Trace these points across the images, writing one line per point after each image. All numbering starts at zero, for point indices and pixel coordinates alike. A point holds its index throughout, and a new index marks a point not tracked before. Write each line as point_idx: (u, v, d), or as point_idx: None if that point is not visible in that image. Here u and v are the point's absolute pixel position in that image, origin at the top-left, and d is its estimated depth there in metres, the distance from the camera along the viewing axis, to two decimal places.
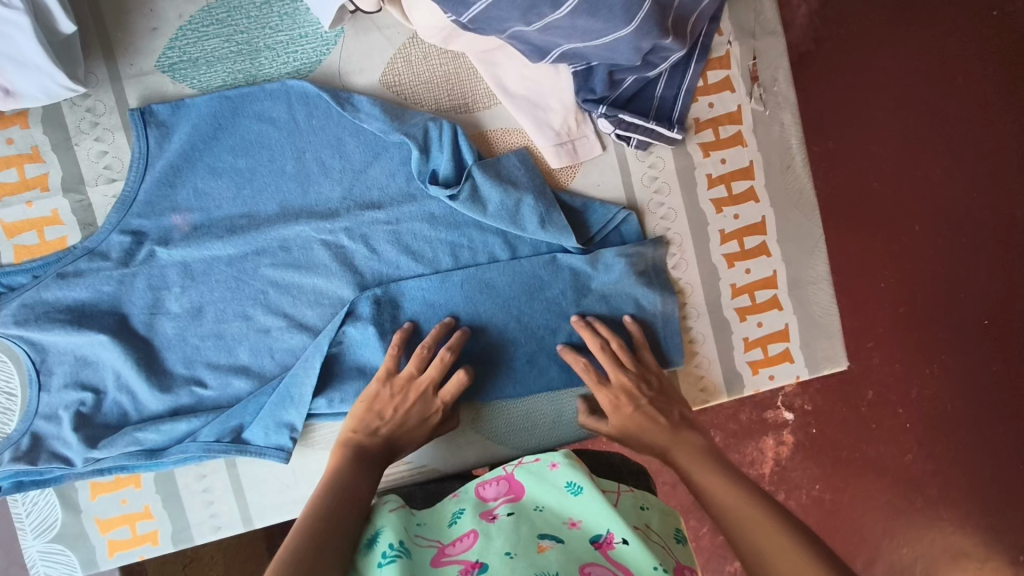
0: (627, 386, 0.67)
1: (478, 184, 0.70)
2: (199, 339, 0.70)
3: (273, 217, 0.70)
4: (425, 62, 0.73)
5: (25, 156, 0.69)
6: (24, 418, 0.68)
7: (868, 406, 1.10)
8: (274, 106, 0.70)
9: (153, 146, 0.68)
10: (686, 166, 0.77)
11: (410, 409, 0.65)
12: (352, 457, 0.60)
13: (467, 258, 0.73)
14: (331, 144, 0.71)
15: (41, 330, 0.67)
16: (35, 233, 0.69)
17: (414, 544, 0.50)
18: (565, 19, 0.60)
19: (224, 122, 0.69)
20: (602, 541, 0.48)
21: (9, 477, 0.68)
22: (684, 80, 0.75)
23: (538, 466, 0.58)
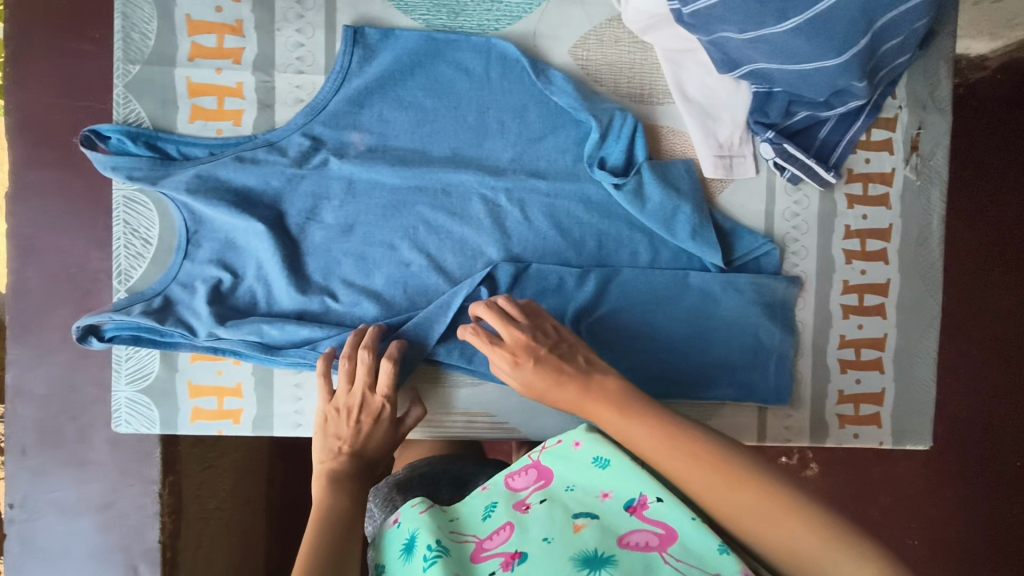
0: (523, 346, 0.62)
1: (643, 181, 0.74)
2: (347, 255, 0.74)
3: (445, 159, 0.74)
4: (616, 45, 0.76)
5: (228, 27, 0.71)
6: (162, 279, 0.72)
7: (880, 512, 1.13)
8: (473, 59, 0.74)
9: (354, 64, 0.72)
10: (829, 212, 0.79)
11: (355, 418, 0.66)
12: (333, 482, 0.62)
13: (610, 248, 0.77)
14: (512, 106, 0.74)
15: (201, 198, 0.70)
16: (215, 99, 0.72)
17: (454, 540, 0.51)
18: (780, 36, 0.62)
19: (424, 60, 0.73)
20: (635, 504, 0.50)
21: (129, 330, 0.70)
22: (849, 131, 0.77)
23: (560, 447, 0.58)
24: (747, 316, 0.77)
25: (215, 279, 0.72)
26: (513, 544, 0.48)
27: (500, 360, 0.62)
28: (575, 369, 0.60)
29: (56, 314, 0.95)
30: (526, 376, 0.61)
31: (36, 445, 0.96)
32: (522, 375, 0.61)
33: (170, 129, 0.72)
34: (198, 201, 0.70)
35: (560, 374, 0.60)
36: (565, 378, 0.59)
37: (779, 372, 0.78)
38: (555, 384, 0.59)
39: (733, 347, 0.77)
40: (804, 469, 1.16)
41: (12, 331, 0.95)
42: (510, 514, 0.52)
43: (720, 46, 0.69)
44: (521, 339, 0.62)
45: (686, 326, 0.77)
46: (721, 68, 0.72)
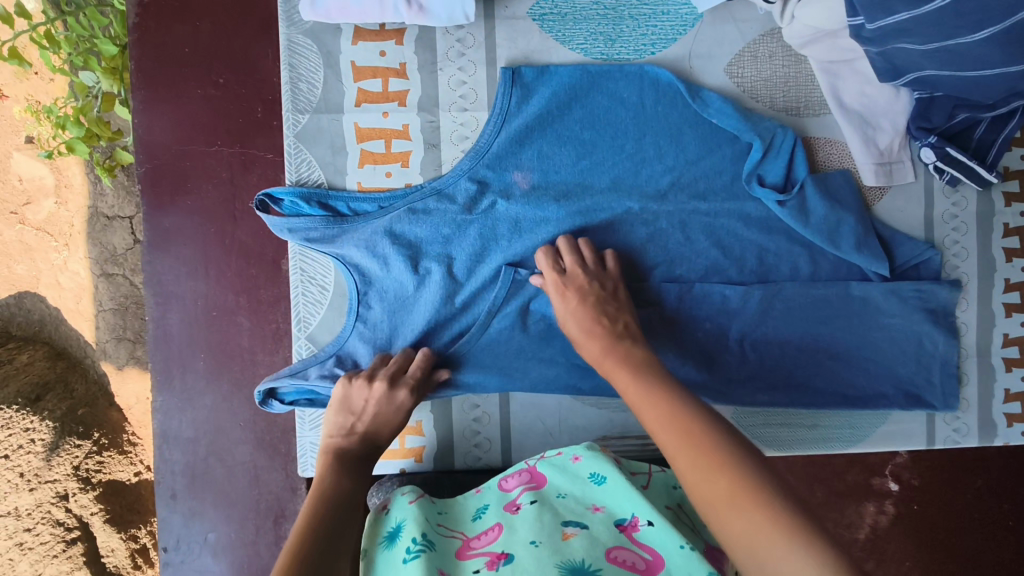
0: (580, 280, 0.69)
1: (807, 196, 0.73)
2: (522, 293, 0.73)
3: (608, 190, 0.74)
4: (769, 61, 0.76)
5: (392, 70, 0.72)
6: (333, 341, 0.73)
7: (975, 495, 0.97)
8: (627, 88, 0.74)
9: (513, 104, 0.72)
10: (986, 212, 0.79)
11: (376, 399, 0.67)
12: (340, 463, 0.61)
13: (772, 263, 0.76)
14: (667, 131, 0.74)
15: (377, 256, 0.71)
16: (383, 142, 0.73)
17: (441, 535, 0.56)
18: (967, 45, 0.62)
19: (580, 93, 0.73)
20: (626, 524, 0.53)
21: (307, 391, 0.72)
22: (1005, 129, 0.76)
23: (563, 460, 0.64)
24: (916, 328, 0.76)
25: (391, 336, 0.73)
26: (499, 543, 0.53)
27: (549, 283, 0.70)
28: (607, 329, 0.65)
29: (199, 358, 0.96)
30: (564, 313, 0.68)
31: (187, 487, 0.97)
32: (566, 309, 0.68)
33: (341, 183, 0.73)
34: (375, 261, 0.72)
35: (591, 326, 0.66)
36: (598, 330, 0.65)
37: (945, 379, 0.77)
38: (585, 330, 0.66)
39: (902, 361, 0.76)
40: (893, 456, 0.96)
41: (157, 377, 0.96)
42: (499, 516, 0.57)
43: (888, 56, 0.69)
44: (581, 279, 0.69)
45: (854, 339, 0.76)
46: (885, 78, 0.72)
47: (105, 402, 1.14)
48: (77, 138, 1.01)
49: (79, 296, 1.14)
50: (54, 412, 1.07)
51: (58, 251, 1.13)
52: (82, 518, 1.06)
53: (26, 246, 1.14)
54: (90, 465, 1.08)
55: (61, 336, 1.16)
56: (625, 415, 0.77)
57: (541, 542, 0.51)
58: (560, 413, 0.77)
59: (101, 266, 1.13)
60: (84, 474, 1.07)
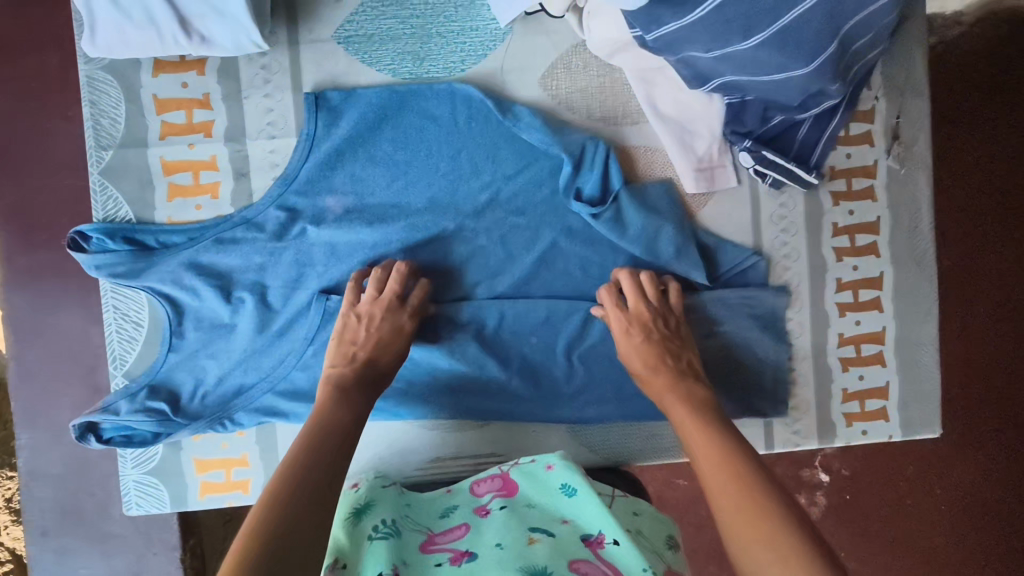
0: (644, 316, 0.71)
1: (622, 208, 0.74)
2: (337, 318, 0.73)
3: (425, 210, 0.74)
4: (583, 71, 0.75)
5: (196, 101, 0.72)
6: (147, 372, 0.73)
7: (906, 482, 1.09)
8: (438, 106, 0.73)
9: (320, 129, 0.72)
10: (815, 212, 0.79)
11: (375, 327, 0.69)
12: (339, 390, 0.66)
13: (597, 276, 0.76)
14: (482, 148, 0.74)
15: (185, 287, 0.72)
16: (191, 174, 0.72)
17: (411, 529, 0.63)
18: (747, 51, 0.62)
19: (392, 114, 0.73)
20: (592, 540, 0.58)
21: (122, 427, 0.72)
22: (828, 127, 0.76)
23: (533, 466, 0.69)
24: (747, 337, 0.77)
25: (208, 366, 0.73)
26: (462, 543, 0.59)
27: (615, 323, 0.72)
28: (670, 365, 0.70)
29: (64, 394, 0.90)
30: (627, 349, 0.71)
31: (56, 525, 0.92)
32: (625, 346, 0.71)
33: (151, 218, 0.72)
34: (186, 292, 0.72)
35: (656, 363, 0.70)
36: (661, 368, 0.69)
37: (776, 384, 0.78)
38: (649, 367, 0.70)
39: (735, 368, 0.77)
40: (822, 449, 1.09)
41: (16, 418, 0.91)
42: (467, 517, 0.63)
43: (689, 64, 0.68)
44: (646, 317, 0.71)
45: None
46: (693, 85, 0.71)
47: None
48: None
49: None
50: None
51: None
52: (16, 552, 0.96)
53: None
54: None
55: None
56: (456, 435, 0.77)
57: (505, 545, 0.56)
58: (391, 436, 0.77)
59: None
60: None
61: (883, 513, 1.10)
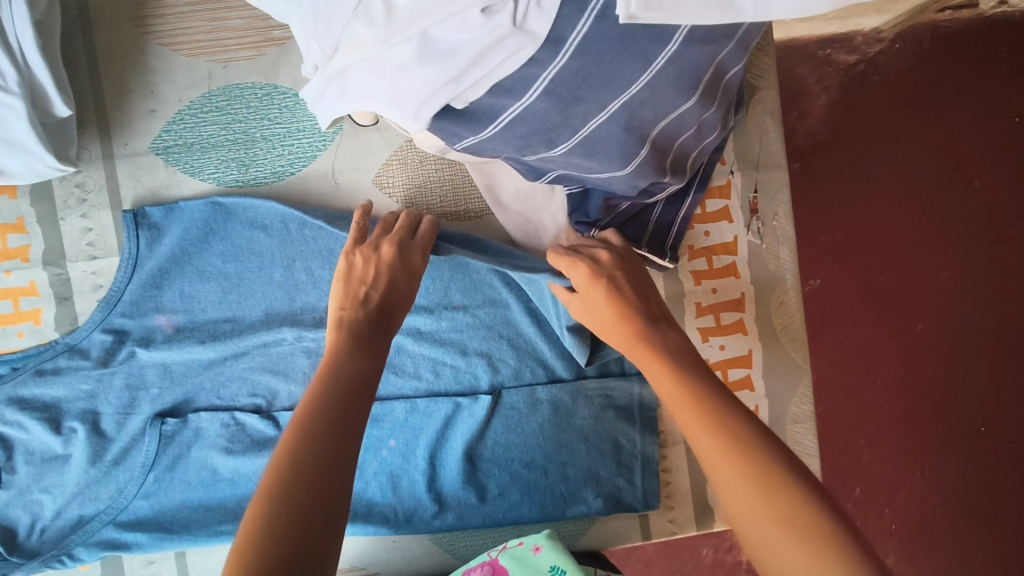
0: (604, 262, 0.65)
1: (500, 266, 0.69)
2: (176, 443, 0.70)
3: (262, 324, 0.71)
4: (421, 166, 0.73)
5: (8, 226, 0.68)
6: None
7: (854, 503, 1.10)
8: (267, 214, 0.70)
9: (142, 248, 0.69)
10: (675, 294, 0.76)
11: (386, 263, 0.62)
12: (353, 338, 0.55)
13: (448, 376, 0.75)
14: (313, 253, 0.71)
15: (10, 423, 0.68)
16: (10, 302, 0.69)
17: None
18: (560, 156, 0.60)
19: (219, 225, 0.70)
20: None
21: None
22: (681, 209, 0.74)
23: (521, 550, 0.66)
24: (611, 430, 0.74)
25: (42, 501, 0.69)
26: None
27: (576, 275, 0.65)
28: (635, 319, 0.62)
29: None
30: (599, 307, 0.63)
31: None
32: (590, 293, 0.64)
33: None
34: (11, 427, 0.68)
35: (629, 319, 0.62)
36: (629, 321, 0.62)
37: (647, 474, 0.75)
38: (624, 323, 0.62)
39: (603, 462, 0.74)
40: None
41: None
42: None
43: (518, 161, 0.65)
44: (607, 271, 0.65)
45: (545, 443, 0.74)
46: (528, 178, 0.68)
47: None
48: None
49: None
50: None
51: None
52: None
53: None
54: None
55: None
56: None
57: None
58: None
59: None
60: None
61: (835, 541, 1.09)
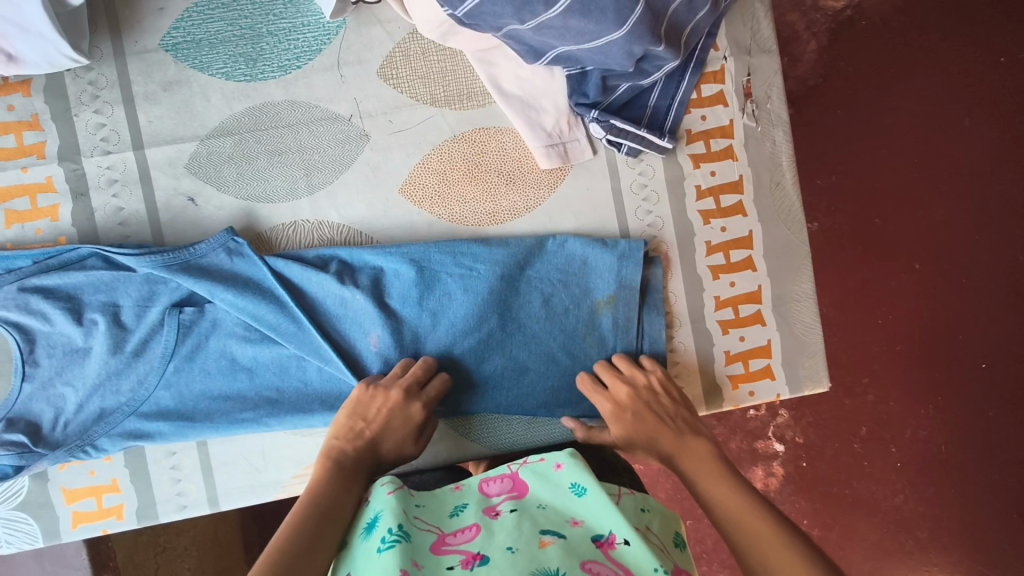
0: (626, 396, 0.70)
1: (555, 268, 0.75)
2: (196, 331, 0.71)
3: (275, 213, 0.73)
4: (423, 58, 0.75)
5: (24, 123, 0.70)
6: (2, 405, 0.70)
7: (861, 443, 1.14)
8: (294, 175, 0.73)
9: (194, 255, 0.70)
10: (675, 177, 0.78)
11: (389, 407, 0.66)
12: (339, 469, 0.61)
13: (471, 283, 0.73)
14: (350, 298, 0.71)
15: (33, 313, 0.70)
16: (27, 199, 0.70)
17: (416, 529, 0.53)
18: (558, 19, 0.61)
19: (253, 277, 0.70)
20: (603, 540, 0.51)
21: None
22: (677, 92, 0.76)
23: (543, 466, 0.61)
24: (620, 328, 0.75)
25: (64, 395, 0.71)
26: (474, 544, 0.50)
27: (601, 406, 0.71)
28: (662, 422, 0.68)
29: None
30: (625, 425, 0.69)
31: None
32: (616, 422, 0.70)
33: None
34: (35, 318, 0.70)
35: (654, 427, 0.68)
36: (660, 430, 0.68)
37: (654, 355, 0.76)
38: (649, 434, 0.68)
39: (613, 343, 0.75)
40: (775, 419, 1.17)
41: None
42: (477, 516, 0.54)
43: (518, 38, 0.67)
44: (631, 395, 0.70)
45: (553, 325, 0.75)
46: (529, 59, 0.71)
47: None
48: None
49: None
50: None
51: None
52: None
53: None
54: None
55: None
56: None
57: (518, 547, 0.48)
58: (267, 446, 0.74)
59: None
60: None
61: (843, 478, 1.15)
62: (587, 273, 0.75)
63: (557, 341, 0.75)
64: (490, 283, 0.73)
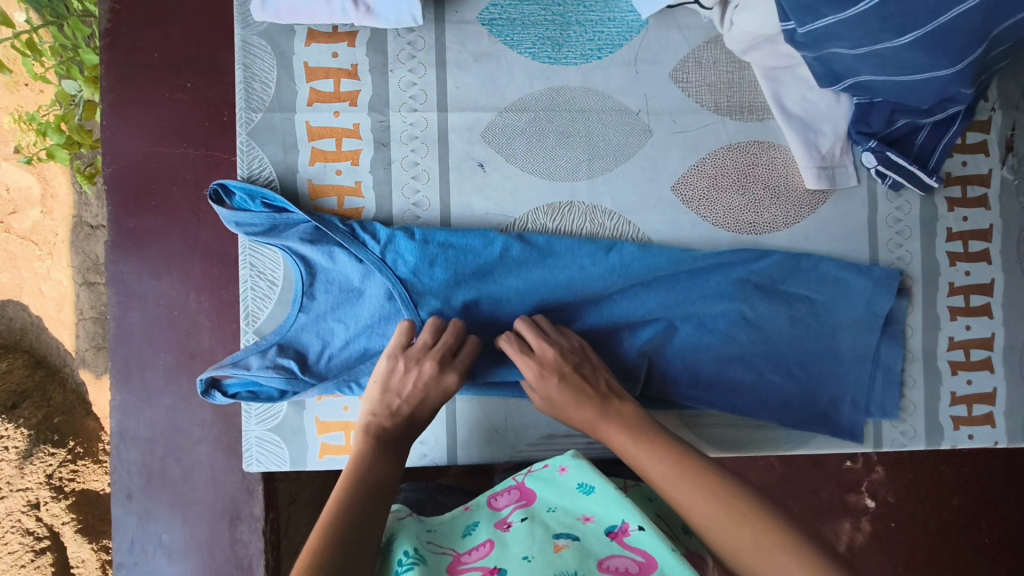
0: (553, 359, 0.68)
1: (811, 281, 0.77)
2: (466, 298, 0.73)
3: (554, 190, 0.76)
4: (713, 67, 0.78)
5: (344, 71, 0.74)
6: (276, 331, 0.73)
7: (952, 512, 1.06)
8: (575, 155, 0.76)
9: (480, 244, 0.73)
10: (930, 216, 0.80)
11: (423, 382, 0.67)
12: (381, 443, 0.64)
13: (733, 276, 0.76)
14: (620, 283, 0.75)
15: (322, 249, 0.72)
16: (334, 141, 0.74)
17: (433, 552, 0.58)
18: (894, 49, 0.64)
19: (537, 244, 0.74)
20: (617, 530, 0.56)
21: (248, 384, 0.72)
22: (946, 135, 0.77)
23: (547, 471, 0.66)
24: (860, 352, 0.77)
25: (333, 330, 0.74)
26: (490, 558, 0.55)
27: (528, 372, 0.68)
28: (592, 396, 0.67)
29: (158, 358, 0.96)
30: (544, 391, 0.68)
31: (142, 488, 0.95)
32: (542, 389, 0.68)
33: (293, 181, 0.74)
34: (322, 253, 0.72)
35: (578, 398, 0.67)
36: (585, 401, 0.67)
37: (885, 382, 0.78)
38: (573, 405, 0.67)
39: (852, 366, 0.77)
40: (869, 474, 1.08)
41: (115, 377, 0.95)
42: (490, 532, 0.59)
43: (825, 61, 0.71)
44: (550, 358, 0.68)
45: (799, 338, 0.77)
46: (824, 83, 0.74)
47: (82, 411, 1.22)
48: (58, 145, 1.09)
49: (60, 305, 1.22)
50: (30, 420, 1.13)
51: (42, 259, 1.20)
52: (52, 527, 1.12)
53: (11, 254, 1.20)
54: (64, 473, 1.14)
55: (43, 345, 1.23)
56: None
57: (534, 556, 0.53)
58: (509, 410, 0.77)
59: (82, 275, 1.21)
60: (57, 483, 1.13)
61: (926, 545, 1.07)
62: (839, 293, 0.77)
63: (798, 353, 0.77)
64: (746, 287, 0.76)
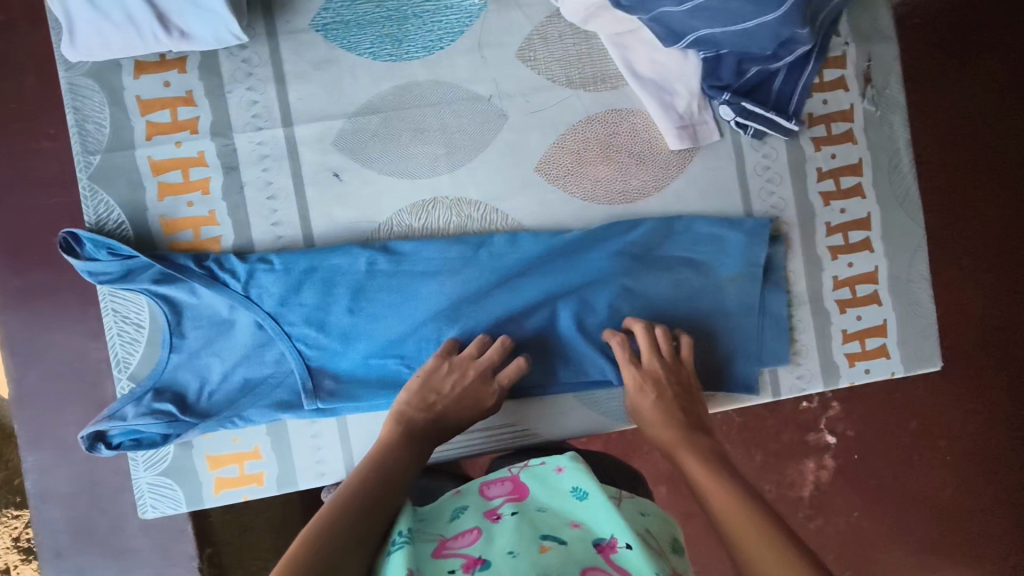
0: (661, 376, 0.71)
1: (685, 242, 0.77)
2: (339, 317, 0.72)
3: (415, 189, 0.75)
4: (560, 41, 0.77)
5: (180, 99, 0.73)
6: (150, 375, 0.72)
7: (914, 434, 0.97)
8: (431, 150, 0.75)
9: (348, 262, 0.73)
10: (799, 158, 0.80)
11: (463, 386, 0.68)
12: (405, 434, 0.65)
13: (604, 247, 0.75)
14: (494, 276, 0.74)
15: (181, 286, 0.71)
16: (180, 172, 0.72)
17: (419, 538, 0.51)
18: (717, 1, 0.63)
19: (404, 252, 0.73)
20: (605, 544, 0.48)
21: (129, 433, 0.71)
22: (802, 78, 0.78)
23: (545, 469, 0.59)
24: (746, 304, 0.77)
25: (210, 365, 0.73)
26: (474, 547, 0.48)
27: (628, 378, 0.72)
28: (681, 418, 0.68)
29: None
30: (638, 403, 0.70)
31: (71, 543, 0.88)
32: (636, 402, 0.70)
33: (144, 219, 0.72)
34: (183, 290, 0.71)
35: (668, 417, 0.68)
36: (674, 421, 0.68)
37: (774, 329, 0.79)
38: (659, 422, 0.68)
39: (738, 319, 0.77)
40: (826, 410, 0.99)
41: None
42: (478, 519, 0.52)
43: (661, 21, 0.70)
44: (659, 372, 0.71)
45: (681, 300, 0.76)
46: (667, 43, 0.72)
47: None
48: None
49: None
50: None
51: None
52: None
53: None
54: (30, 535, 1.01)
55: None
56: None
57: (520, 551, 0.46)
58: None
59: None
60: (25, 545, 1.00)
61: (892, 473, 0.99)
62: (715, 249, 0.77)
63: (682, 316, 0.77)
64: (621, 256, 0.75)
